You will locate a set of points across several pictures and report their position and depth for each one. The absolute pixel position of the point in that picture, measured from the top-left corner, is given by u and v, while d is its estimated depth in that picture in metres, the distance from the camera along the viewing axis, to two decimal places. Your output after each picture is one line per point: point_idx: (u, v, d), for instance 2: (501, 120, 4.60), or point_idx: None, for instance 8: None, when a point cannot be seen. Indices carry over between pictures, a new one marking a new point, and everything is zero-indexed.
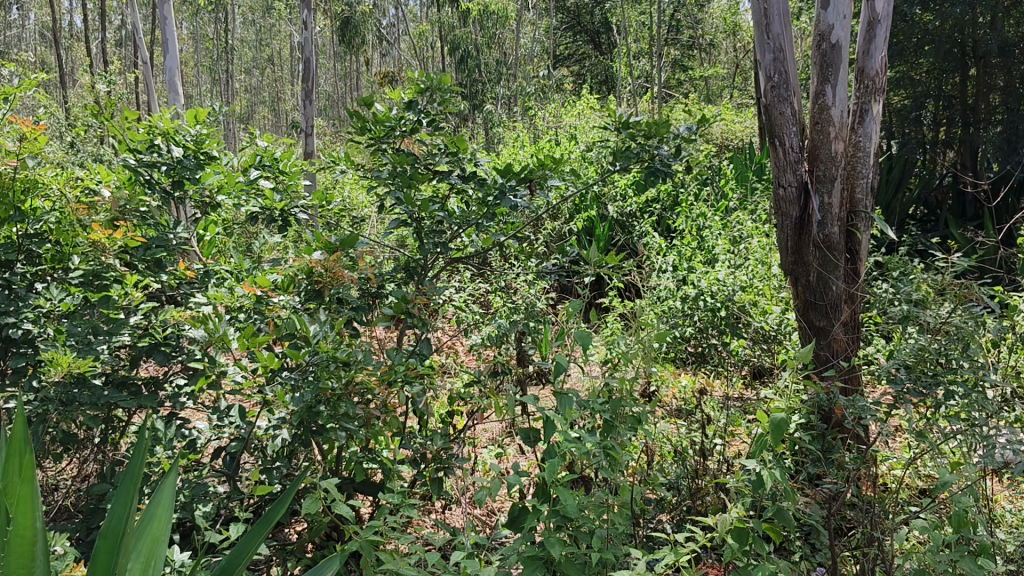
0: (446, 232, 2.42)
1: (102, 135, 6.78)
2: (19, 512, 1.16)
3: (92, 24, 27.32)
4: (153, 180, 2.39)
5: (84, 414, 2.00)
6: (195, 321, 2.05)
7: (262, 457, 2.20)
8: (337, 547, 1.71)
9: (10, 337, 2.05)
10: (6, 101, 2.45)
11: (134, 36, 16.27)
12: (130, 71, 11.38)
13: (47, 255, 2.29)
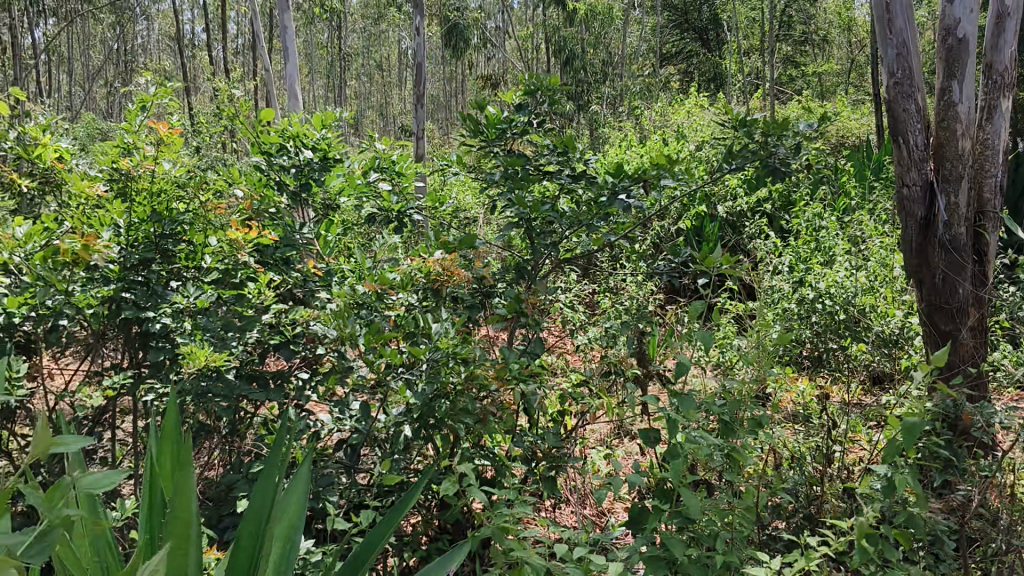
0: (556, 233, 2.39)
1: (230, 141, 7.09)
2: (177, 498, 1.23)
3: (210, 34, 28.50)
4: (282, 182, 2.51)
5: (216, 406, 2.12)
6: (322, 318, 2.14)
7: (381, 451, 2.26)
8: (469, 533, 1.82)
9: (149, 330, 2.17)
10: (144, 109, 2.63)
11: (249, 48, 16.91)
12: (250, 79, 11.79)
13: (181, 254, 2.39)
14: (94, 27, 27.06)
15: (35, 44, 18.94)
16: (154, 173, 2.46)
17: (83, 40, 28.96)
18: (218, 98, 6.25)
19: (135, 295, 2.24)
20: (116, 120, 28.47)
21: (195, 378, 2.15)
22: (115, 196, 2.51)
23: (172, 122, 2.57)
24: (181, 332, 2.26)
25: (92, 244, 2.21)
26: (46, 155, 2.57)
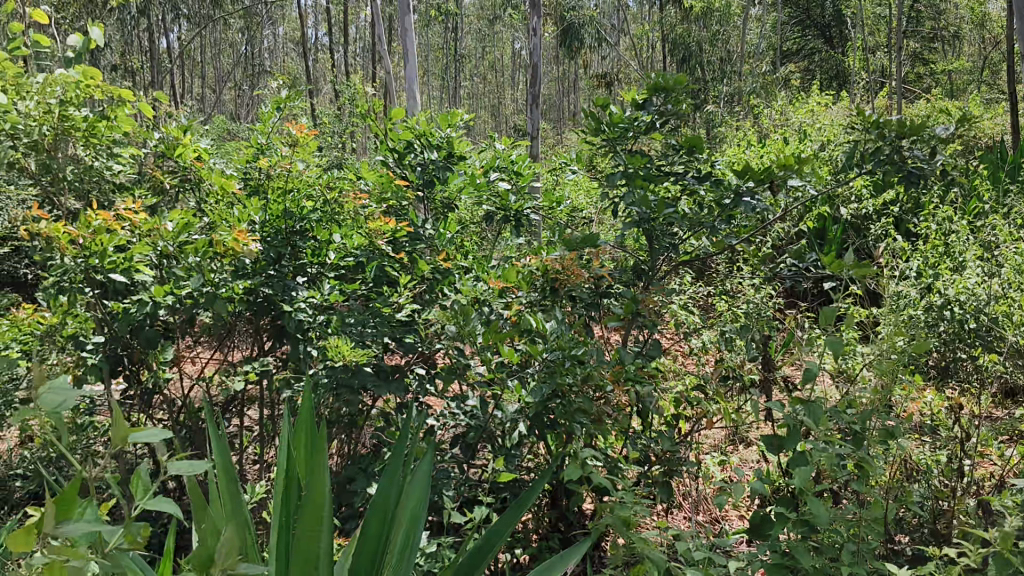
0: (678, 234, 2.37)
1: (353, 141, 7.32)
2: (313, 477, 1.27)
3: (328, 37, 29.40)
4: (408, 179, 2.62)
5: (347, 398, 2.28)
6: (451, 314, 2.23)
7: (498, 447, 2.30)
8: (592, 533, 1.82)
9: (287, 323, 2.38)
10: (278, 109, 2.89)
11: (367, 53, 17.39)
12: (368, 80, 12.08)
13: (308, 251, 2.55)
14: (223, 31, 28.35)
15: (172, 50, 20.00)
16: (287, 171, 2.61)
17: (213, 43, 30.37)
18: (345, 98, 6.46)
19: (275, 288, 2.42)
20: (243, 119, 29.73)
21: (333, 369, 2.32)
22: (250, 193, 2.70)
23: (303, 122, 2.74)
24: (315, 325, 2.43)
25: (244, 238, 2.34)
26: (188, 154, 2.79)
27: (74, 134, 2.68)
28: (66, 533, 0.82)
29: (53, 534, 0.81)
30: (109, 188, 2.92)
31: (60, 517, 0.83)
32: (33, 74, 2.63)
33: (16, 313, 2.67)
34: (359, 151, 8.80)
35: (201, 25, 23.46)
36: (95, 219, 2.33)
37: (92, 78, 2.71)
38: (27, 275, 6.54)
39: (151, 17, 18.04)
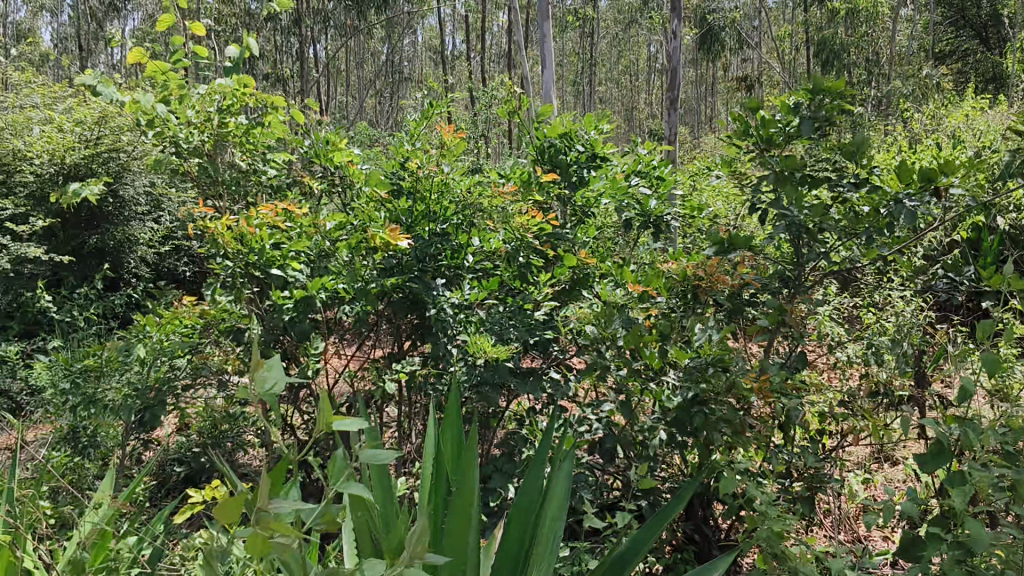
0: (826, 241, 2.32)
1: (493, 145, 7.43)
2: (463, 472, 1.28)
3: (463, 45, 29.98)
4: (551, 182, 2.69)
5: (490, 396, 2.34)
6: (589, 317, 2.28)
7: (634, 454, 2.29)
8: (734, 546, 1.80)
9: (431, 320, 2.50)
10: (429, 116, 3.00)
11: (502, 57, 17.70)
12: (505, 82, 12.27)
13: (447, 253, 2.64)
14: (363, 40, 29.38)
15: (317, 60, 20.91)
16: (436, 174, 2.68)
17: (353, 52, 31.51)
18: (487, 104, 6.58)
19: (420, 287, 2.54)
20: (381, 126, 30.73)
21: (473, 368, 2.39)
22: (398, 195, 2.77)
23: (453, 124, 2.82)
24: (458, 323, 2.51)
25: (396, 233, 2.44)
26: (341, 157, 2.91)
27: (232, 138, 2.85)
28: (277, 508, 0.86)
29: (266, 508, 0.84)
30: (264, 190, 3.10)
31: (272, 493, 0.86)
32: (193, 85, 2.84)
33: (179, 306, 2.86)
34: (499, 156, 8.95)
35: (345, 35, 24.41)
36: (257, 217, 2.57)
37: (246, 86, 2.87)
38: (189, 273, 6.96)
39: (301, 29, 18.93)
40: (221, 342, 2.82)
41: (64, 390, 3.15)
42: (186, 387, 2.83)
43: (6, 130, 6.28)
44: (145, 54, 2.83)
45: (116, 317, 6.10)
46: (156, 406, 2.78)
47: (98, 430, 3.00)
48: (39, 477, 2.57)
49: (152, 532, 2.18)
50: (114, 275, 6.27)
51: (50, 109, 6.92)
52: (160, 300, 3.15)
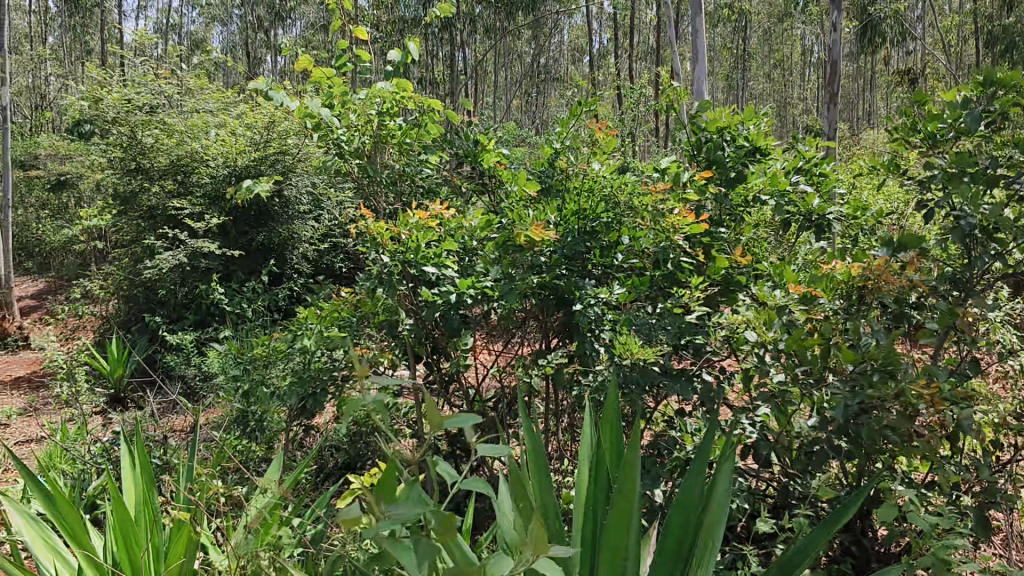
0: (1004, 242, 2.19)
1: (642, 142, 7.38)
2: (625, 472, 1.28)
3: (607, 44, 29.88)
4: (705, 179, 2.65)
5: (639, 396, 2.34)
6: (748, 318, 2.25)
7: (791, 460, 2.23)
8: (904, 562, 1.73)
9: (579, 319, 2.52)
10: (583, 113, 3.00)
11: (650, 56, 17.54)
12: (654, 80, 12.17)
13: (596, 252, 2.65)
14: (510, 42, 29.80)
15: (466, 61, 21.36)
16: (589, 173, 2.73)
17: (498, 53, 32.00)
18: (638, 102, 6.53)
19: (569, 281, 2.58)
20: (525, 125, 31.03)
21: (621, 368, 2.39)
22: (546, 193, 2.86)
23: (605, 121, 2.88)
24: (605, 323, 2.52)
25: (541, 234, 2.49)
26: (492, 156, 2.96)
27: (390, 140, 2.96)
28: (394, 514, 1.08)
29: (383, 515, 1.07)
30: (419, 190, 3.20)
31: (389, 502, 1.09)
32: (356, 90, 2.93)
33: (339, 300, 2.99)
34: (649, 153, 8.85)
35: (492, 37, 24.80)
36: (410, 219, 2.66)
37: (405, 90, 2.95)
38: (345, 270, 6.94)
39: (453, 31, 19.35)
40: (376, 335, 2.94)
41: (233, 377, 3.35)
42: (347, 378, 2.94)
43: (186, 134, 6.79)
44: (311, 60, 2.95)
45: (279, 309, 6.43)
46: (319, 394, 2.91)
47: (264, 416, 3.19)
48: (214, 459, 2.75)
49: (317, 515, 2.30)
50: (279, 270, 6.62)
51: (224, 112, 7.39)
52: (320, 294, 3.31)
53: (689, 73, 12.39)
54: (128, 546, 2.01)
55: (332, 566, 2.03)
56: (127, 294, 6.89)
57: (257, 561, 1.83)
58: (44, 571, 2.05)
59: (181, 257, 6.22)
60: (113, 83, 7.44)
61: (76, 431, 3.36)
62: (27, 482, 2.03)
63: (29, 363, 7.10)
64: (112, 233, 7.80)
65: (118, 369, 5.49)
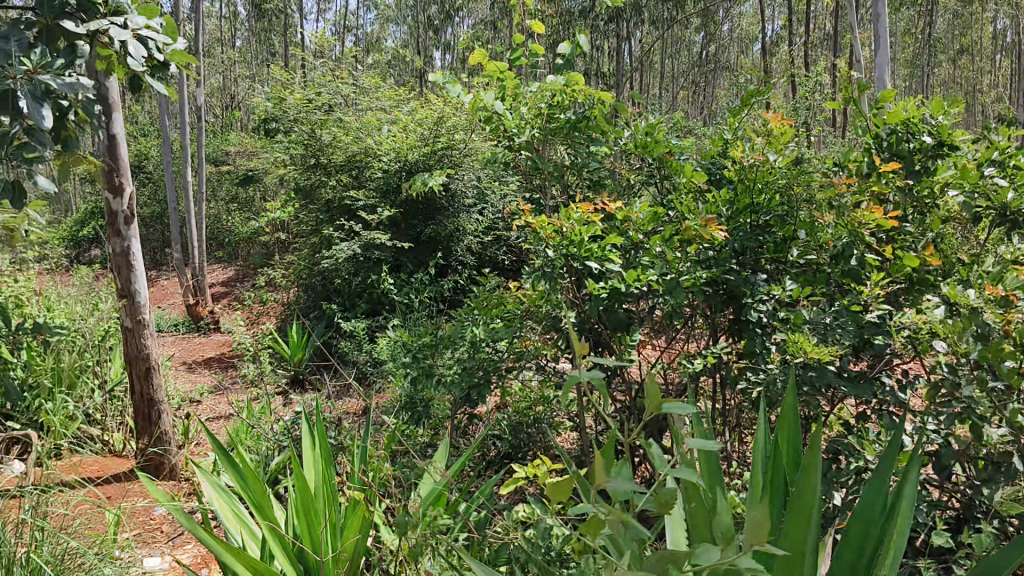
0: None
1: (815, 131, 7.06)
2: (804, 474, 1.24)
3: (778, 32, 28.86)
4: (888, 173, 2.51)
5: (813, 396, 2.28)
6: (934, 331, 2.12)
7: (977, 472, 2.10)
8: None
9: (749, 316, 2.48)
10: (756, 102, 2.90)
11: (828, 43, 16.75)
12: (829, 68, 11.73)
13: (771, 247, 2.60)
14: (676, 34, 29.36)
15: (631, 53, 21.28)
16: (762, 164, 2.62)
17: (664, 45, 31.54)
18: (810, 90, 6.24)
19: (739, 278, 2.54)
20: (690, 117, 30.48)
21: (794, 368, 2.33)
22: (717, 185, 2.83)
23: (780, 113, 2.70)
24: (778, 321, 2.48)
25: (707, 231, 2.47)
26: (659, 150, 2.93)
27: (557, 134, 2.98)
28: (612, 486, 0.95)
29: (604, 484, 0.95)
30: (585, 183, 3.21)
31: (607, 470, 0.96)
32: (527, 84, 2.97)
33: (506, 292, 3.05)
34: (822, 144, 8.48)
35: (657, 28, 24.48)
36: (576, 212, 2.66)
37: (575, 83, 2.95)
38: (510, 260, 7.05)
39: (620, 23, 19.28)
40: (541, 327, 2.97)
41: (404, 363, 3.48)
42: (508, 368, 2.95)
43: (361, 131, 7.09)
44: (484, 56, 3.00)
45: (445, 300, 6.62)
46: (483, 385, 2.96)
47: (432, 402, 3.30)
48: (387, 442, 2.88)
49: (482, 500, 2.36)
50: (444, 263, 6.76)
51: (396, 109, 7.63)
52: (487, 284, 3.38)
53: (869, 60, 11.81)
54: (308, 519, 2.13)
55: (497, 553, 2.07)
56: (306, 282, 7.29)
57: (430, 541, 1.90)
58: (233, 539, 2.20)
59: (355, 248, 6.55)
60: (297, 84, 7.87)
61: (262, 409, 3.58)
62: (218, 455, 2.19)
63: (218, 345, 7.64)
64: (293, 225, 8.26)
65: (298, 354, 5.80)
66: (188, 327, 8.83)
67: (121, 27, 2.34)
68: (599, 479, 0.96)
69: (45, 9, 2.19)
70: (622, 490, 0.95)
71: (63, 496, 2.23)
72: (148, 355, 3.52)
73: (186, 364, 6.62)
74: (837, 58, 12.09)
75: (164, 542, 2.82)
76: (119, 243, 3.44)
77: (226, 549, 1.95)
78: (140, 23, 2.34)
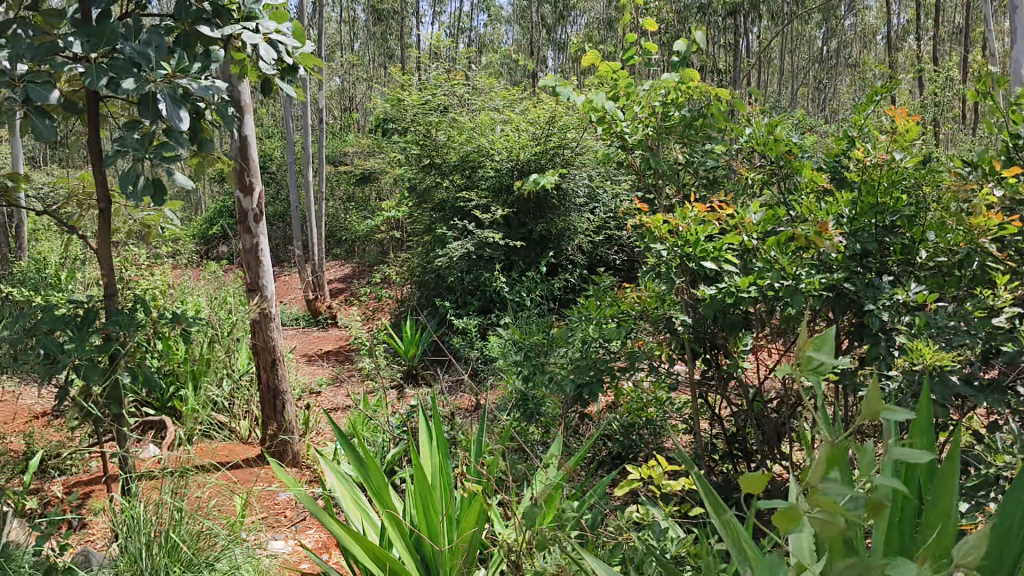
0: None
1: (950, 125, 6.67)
2: (943, 483, 1.18)
3: (906, 25, 27.70)
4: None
5: (938, 403, 2.21)
6: None
7: None
8: None
9: (870, 320, 2.39)
10: (882, 98, 2.76)
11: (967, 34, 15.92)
12: (969, 59, 11.11)
13: (896, 249, 2.55)
14: (796, 30, 28.54)
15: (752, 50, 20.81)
16: (886, 163, 2.52)
17: (784, 41, 30.70)
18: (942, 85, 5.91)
19: (859, 281, 2.49)
20: (812, 114, 29.57)
21: (917, 374, 2.26)
22: (841, 183, 2.77)
23: (908, 107, 2.52)
24: (901, 325, 2.41)
25: (826, 232, 2.40)
26: (779, 148, 2.86)
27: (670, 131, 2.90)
28: (827, 488, 0.79)
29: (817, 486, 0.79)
30: (700, 182, 3.17)
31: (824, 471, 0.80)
32: (641, 82, 2.91)
33: (621, 292, 3.07)
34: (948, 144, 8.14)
35: (778, 24, 23.89)
36: (690, 212, 2.60)
37: (691, 80, 2.87)
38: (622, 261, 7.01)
39: (742, 18, 18.84)
40: (654, 329, 2.94)
41: (517, 361, 3.51)
42: (621, 367, 2.92)
43: (474, 131, 7.22)
44: (598, 55, 2.98)
45: (556, 299, 6.64)
46: (594, 384, 2.94)
47: (543, 401, 3.32)
48: (499, 438, 2.91)
49: (592, 499, 2.36)
50: (556, 261, 6.82)
51: (510, 108, 7.67)
52: (600, 284, 3.37)
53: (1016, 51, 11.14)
54: (426, 511, 2.18)
55: (612, 551, 2.07)
56: (420, 280, 7.45)
57: (543, 536, 1.93)
58: (355, 524, 2.27)
59: (468, 246, 6.65)
60: (413, 85, 8.03)
61: (378, 402, 3.67)
62: (340, 442, 2.28)
63: (337, 339, 7.89)
64: (407, 224, 8.44)
65: (411, 348, 5.88)
66: (308, 322, 9.14)
67: (253, 31, 2.44)
68: (810, 476, 0.83)
69: (182, 15, 2.31)
70: (834, 495, 0.79)
71: (195, 480, 2.34)
72: (274, 347, 3.68)
73: (306, 357, 6.86)
74: (975, 49, 11.51)
75: (287, 527, 2.93)
76: (249, 240, 3.60)
77: (345, 533, 2.03)
78: (271, 27, 2.44)
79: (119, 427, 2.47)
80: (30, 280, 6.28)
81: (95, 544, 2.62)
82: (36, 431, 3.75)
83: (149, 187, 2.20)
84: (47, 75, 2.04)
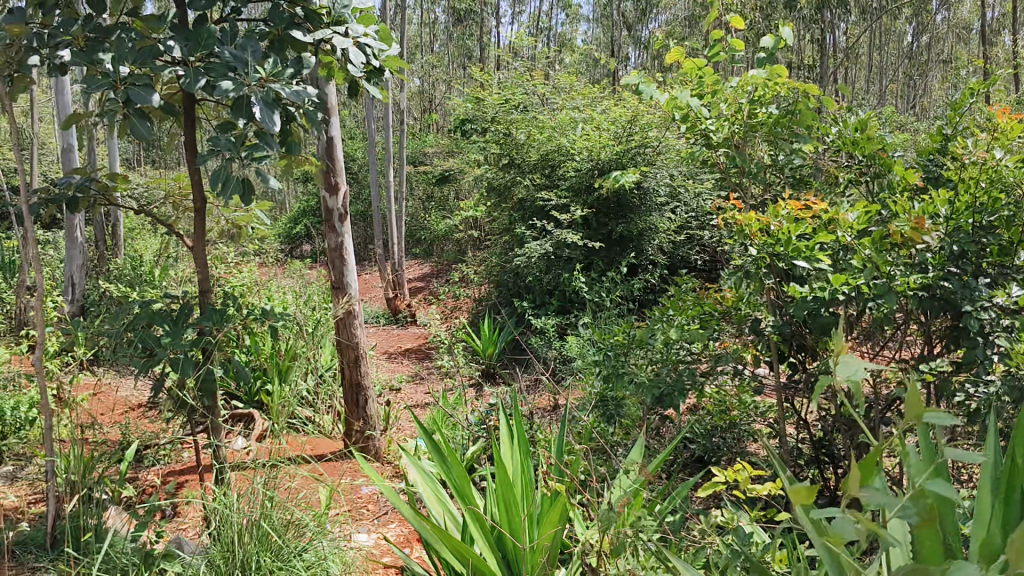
0: None
1: None
2: None
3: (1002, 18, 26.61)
4: None
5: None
6: None
7: None
8: None
9: (967, 323, 2.32)
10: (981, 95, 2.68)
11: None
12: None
13: (994, 250, 2.45)
14: (885, 24, 27.70)
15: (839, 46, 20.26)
16: (985, 161, 2.49)
17: (871, 37, 29.85)
18: None
19: (956, 282, 2.38)
20: (901, 112, 28.67)
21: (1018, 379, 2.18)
22: (934, 182, 2.75)
23: (1009, 105, 2.52)
24: (999, 328, 2.36)
25: (923, 227, 2.32)
26: (871, 146, 2.81)
27: (758, 128, 2.85)
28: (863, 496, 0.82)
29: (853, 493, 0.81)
30: (787, 182, 3.10)
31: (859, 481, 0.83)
32: (727, 79, 2.86)
33: (706, 292, 3.04)
34: None
35: (865, 19, 23.23)
36: (783, 210, 2.56)
37: (779, 76, 2.80)
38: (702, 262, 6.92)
39: (829, 13, 18.35)
40: (739, 330, 2.90)
41: (598, 361, 3.50)
42: (704, 369, 2.89)
43: (555, 130, 7.23)
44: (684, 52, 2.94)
45: (635, 299, 6.61)
46: (676, 385, 2.92)
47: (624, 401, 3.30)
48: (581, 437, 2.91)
49: (676, 501, 2.34)
50: (636, 262, 6.78)
51: (589, 108, 7.64)
52: (684, 285, 3.33)
53: None
54: (506, 504, 2.19)
55: (698, 554, 2.04)
56: (497, 279, 7.50)
57: (628, 536, 1.92)
58: (436, 518, 2.29)
59: (547, 246, 6.66)
60: (493, 85, 8.08)
61: (459, 399, 3.70)
62: (424, 439, 2.32)
63: (416, 338, 7.99)
64: (486, 223, 8.50)
65: (490, 347, 5.93)
66: (388, 320, 9.28)
67: (342, 35, 2.46)
68: (850, 492, 0.83)
69: (277, 21, 2.36)
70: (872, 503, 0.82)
71: (285, 472, 2.40)
72: (358, 344, 3.73)
73: (386, 354, 6.97)
74: None
75: (370, 520, 2.97)
76: (334, 239, 3.68)
77: (428, 524, 2.07)
78: (360, 32, 2.46)
79: (213, 419, 2.55)
80: (126, 277, 6.54)
81: (187, 531, 2.70)
82: (133, 422, 3.90)
83: (239, 187, 2.23)
84: (147, 77, 2.10)
